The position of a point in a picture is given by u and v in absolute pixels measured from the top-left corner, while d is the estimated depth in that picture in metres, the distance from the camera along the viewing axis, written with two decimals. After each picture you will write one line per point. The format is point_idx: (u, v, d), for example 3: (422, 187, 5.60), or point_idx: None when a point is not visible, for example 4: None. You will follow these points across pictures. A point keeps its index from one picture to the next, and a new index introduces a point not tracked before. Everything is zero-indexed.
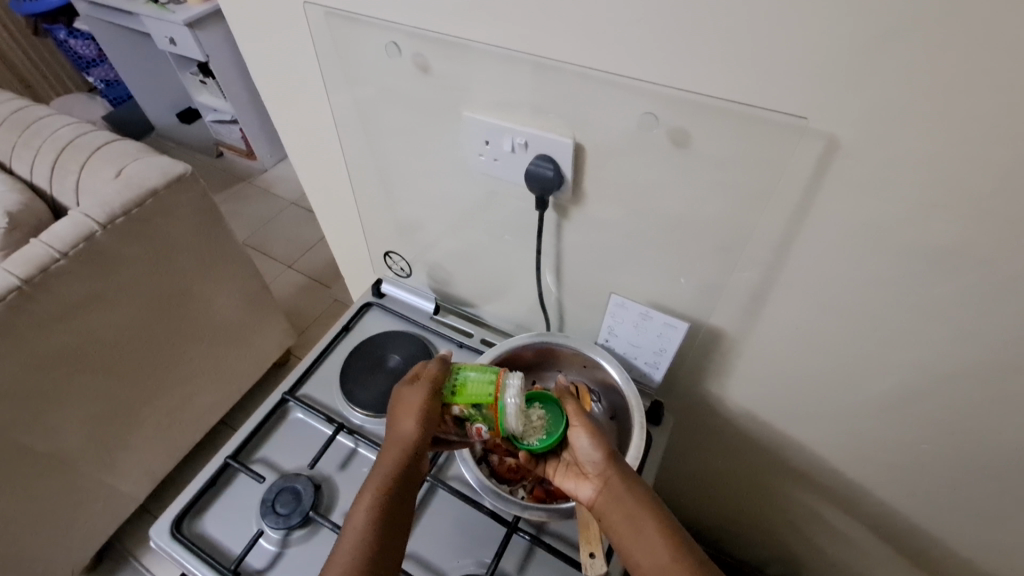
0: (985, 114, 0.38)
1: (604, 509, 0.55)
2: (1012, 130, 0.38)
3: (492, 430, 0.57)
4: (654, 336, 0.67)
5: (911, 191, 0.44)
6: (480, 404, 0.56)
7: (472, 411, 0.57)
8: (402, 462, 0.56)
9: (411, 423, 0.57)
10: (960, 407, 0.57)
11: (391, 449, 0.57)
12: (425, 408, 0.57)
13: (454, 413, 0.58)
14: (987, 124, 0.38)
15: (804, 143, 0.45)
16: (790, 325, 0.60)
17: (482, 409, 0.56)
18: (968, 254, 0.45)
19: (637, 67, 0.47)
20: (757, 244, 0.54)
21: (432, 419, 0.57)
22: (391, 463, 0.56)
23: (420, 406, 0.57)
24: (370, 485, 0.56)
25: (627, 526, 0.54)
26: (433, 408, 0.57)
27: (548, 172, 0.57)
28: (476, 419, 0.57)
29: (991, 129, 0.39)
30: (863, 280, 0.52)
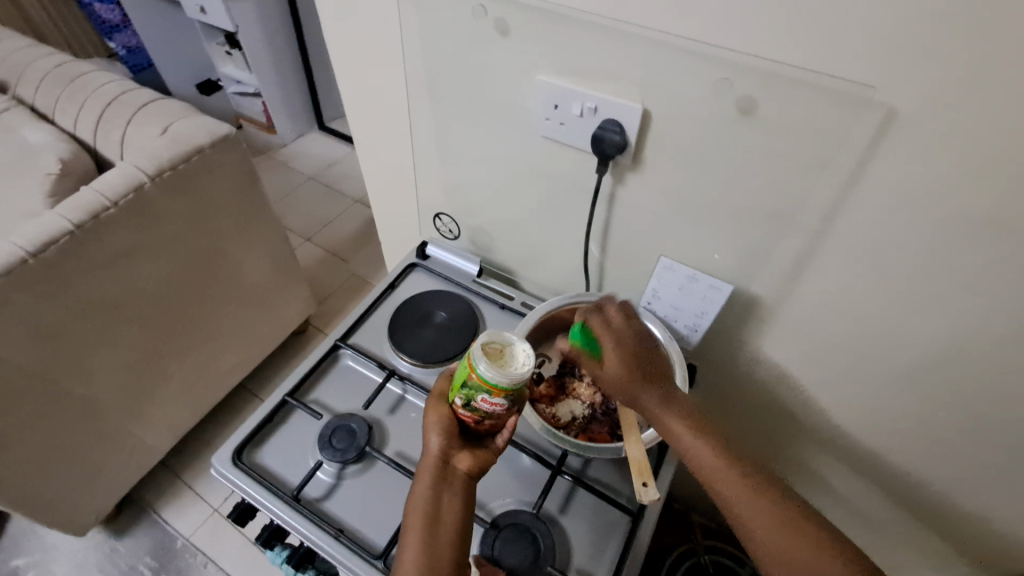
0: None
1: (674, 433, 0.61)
2: None
3: (492, 393, 0.53)
4: (698, 299, 0.71)
5: (958, 162, 0.48)
6: (464, 383, 0.54)
7: (465, 392, 0.55)
8: (435, 479, 0.56)
9: (434, 438, 0.57)
10: (978, 377, 0.62)
11: (421, 469, 0.57)
12: (442, 419, 0.58)
13: (461, 409, 0.56)
14: None
15: (864, 113, 0.49)
16: (826, 293, 0.64)
17: (469, 384, 0.54)
18: (1003, 227, 0.50)
19: (715, 37, 0.51)
20: (805, 213, 0.59)
21: (451, 432, 0.58)
22: (427, 478, 0.56)
23: (438, 422, 0.58)
24: (415, 504, 0.55)
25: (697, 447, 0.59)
26: (449, 418, 0.58)
27: (615, 135, 0.61)
28: (475, 395, 0.54)
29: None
30: (899, 251, 0.56)
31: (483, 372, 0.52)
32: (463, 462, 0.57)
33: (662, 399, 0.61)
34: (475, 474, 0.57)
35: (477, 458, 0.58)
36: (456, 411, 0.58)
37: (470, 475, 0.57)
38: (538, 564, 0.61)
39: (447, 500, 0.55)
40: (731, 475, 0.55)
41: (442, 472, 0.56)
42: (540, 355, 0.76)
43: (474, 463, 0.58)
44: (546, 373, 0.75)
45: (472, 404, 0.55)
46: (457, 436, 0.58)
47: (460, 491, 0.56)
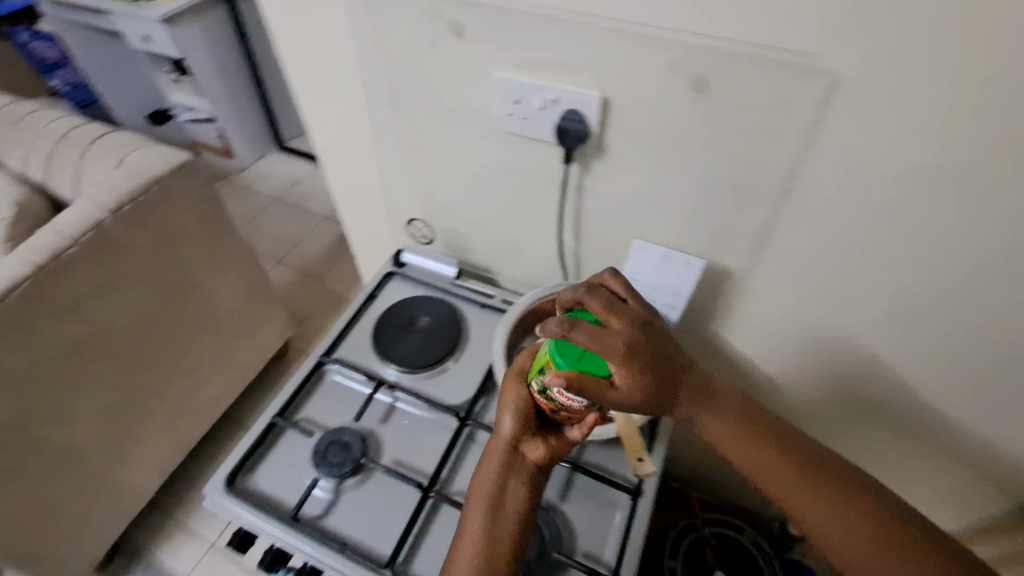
0: (975, 35, 0.44)
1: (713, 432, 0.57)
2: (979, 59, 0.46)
3: (564, 393, 0.53)
4: (674, 276, 0.73)
5: (901, 120, 0.51)
6: (540, 371, 0.56)
7: (542, 380, 0.55)
8: (504, 463, 0.57)
9: (507, 420, 0.59)
10: (942, 321, 0.65)
11: (491, 449, 0.59)
12: (519, 402, 0.59)
13: (538, 395, 0.57)
14: (965, 52, 0.46)
15: (810, 82, 0.52)
16: (794, 258, 0.67)
17: (545, 374, 0.55)
18: (947, 176, 0.53)
19: (663, 21, 0.53)
20: (767, 184, 0.61)
21: (525, 416, 0.59)
22: (495, 460, 0.57)
23: (514, 403, 0.59)
24: (481, 486, 0.56)
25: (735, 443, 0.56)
26: (526, 402, 0.59)
27: (577, 125, 0.63)
28: (549, 386, 0.55)
29: (966, 59, 0.46)
30: (855, 210, 0.59)
31: (556, 364, 0.53)
32: (534, 450, 0.58)
33: (697, 402, 0.56)
34: (544, 463, 0.58)
35: (548, 447, 0.58)
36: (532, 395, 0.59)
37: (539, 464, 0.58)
38: (545, 553, 0.62)
39: (512, 484, 0.57)
40: (782, 471, 0.54)
41: (511, 455, 0.58)
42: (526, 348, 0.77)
43: (545, 452, 0.58)
44: None
45: (549, 392, 0.56)
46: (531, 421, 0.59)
47: (526, 476, 0.57)
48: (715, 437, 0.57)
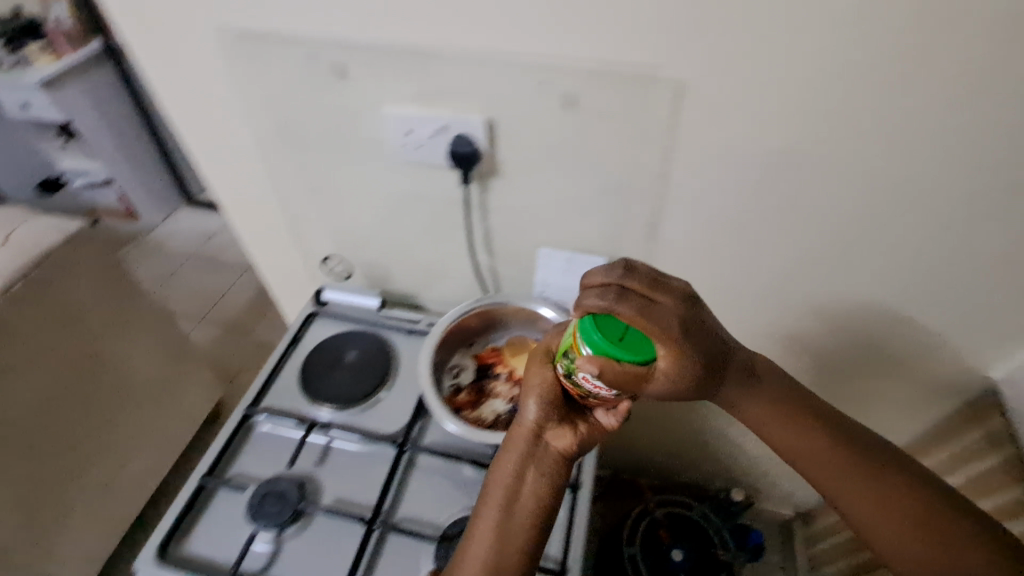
0: (783, 34, 0.52)
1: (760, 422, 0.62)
2: (789, 55, 0.53)
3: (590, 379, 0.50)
4: (583, 275, 0.78)
5: (741, 112, 0.58)
6: (567, 352, 0.53)
7: (565, 362, 0.54)
8: (525, 451, 0.59)
9: (533, 407, 0.59)
10: (814, 282, 0.73)
11: (515, 436, 0.59)
12: (546, 390, 0.58)
13: (564, 379, 0.56)
14: (777, 50, 0.53)
15: (661, 89, 0.58)
16: (683, 245, 0.73)
17: (569, 356, 0.53)
18: (789, 155, 0.61)
19: (525, 48, 0.58)
20: (644, 181, 0.67)
21: (551, 403, 0.58)
22: (517, 451, 0.59)
23: (539, 390, 0.59)
24: (501, 475, 0.58)
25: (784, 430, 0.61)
26: (552, 389, 0.59)
27: (467, 148, 0.66)
28: (575, 371, 0.53)
29: (779, 55, 0.54)
30: (723, 195, 0.66)
31: (588, 344, 0.49)
32: (558, 439, 0.59)
33: (742, 393, 0.62)
34: (567, 452, 0.59)
35: (573, 437, 0.59)
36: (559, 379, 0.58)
37: (563, 454, 0.59)
38: None
39: (530, 472, 0.58)
40: (824, 454, 0.59)
41: (533, 442, 0.59)
42: (455, 365, 0.79)
43: (571, 442, 0.59)
44: (464, 381, 0.77)
45: (574, 377, 0.53)
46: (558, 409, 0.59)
47: (545, 463, 0.59)
48: (756, 424, 0.62)
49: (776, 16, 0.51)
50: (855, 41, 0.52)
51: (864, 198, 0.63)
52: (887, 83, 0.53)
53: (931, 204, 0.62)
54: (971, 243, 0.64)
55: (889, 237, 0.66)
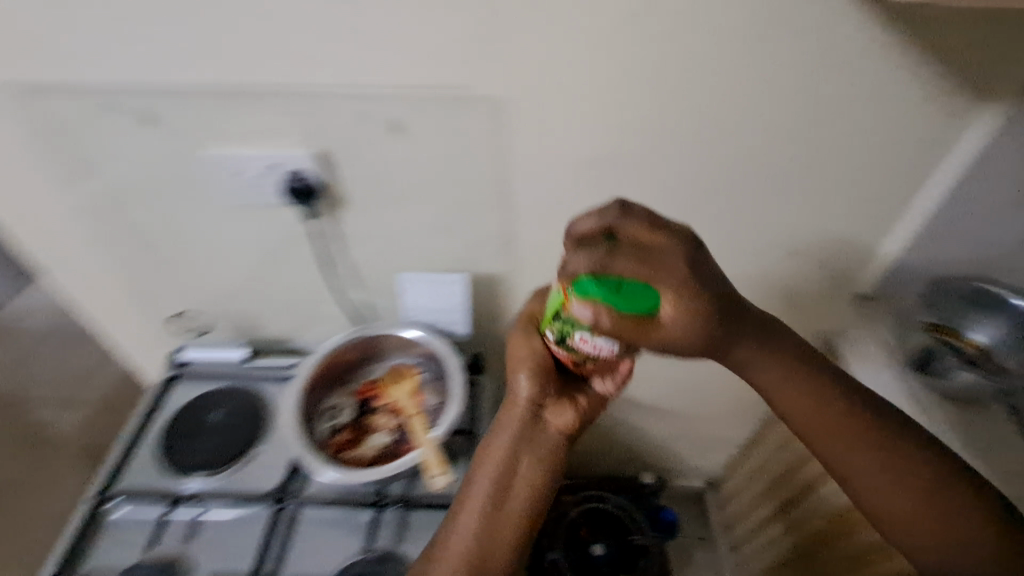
0: (578, 43, 0.55)
1: (780, 392, 0.54)
2: (586, 66, 0.56)
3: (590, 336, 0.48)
4: (446, 294, 0.76)
5: (558, 122, 0.61)
6: (559, 313, 0.49)
7: (559, 323, 0.50)
8: (519, 431, 0.58)
9: (524, 384, 0.57)
10: None
11: (508, 417, 0.59)
12: (537, 364, 0.56)
13: (556, 347, 0.52)
14: (575, 62, 0.56)
15: (478, 106, 0.60)
16: (539, 255, 0.74)
17: (562, 317, 0.49)
18: (612, 158, 0.64)
19: (337, 79, 0.58)
20: (487, 198, 0.68)
21: (543, 377, 0.57)
22: (508, 434, 0.58)
23: (528, 366, 0.57)
24: (488, 463, 0.58)
25: (807, 401, 0.54)
26: (545, 363, 0.56)
27: (301, 183, 0.64)
28: (570, 332, 0.49)
29: (578, 67, 0.57)
30: (563, 202, 0.68)
31: (577, 291, 0.45)
32: (557, 416, 0.58)
33: (765, 360, 0.54)
34: (562, 428, 0.59)
35: (569, 412, 0.58)
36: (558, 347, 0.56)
37: (562, 432, 0.59)
38: None
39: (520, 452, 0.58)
40: (839, 426, 0.53)
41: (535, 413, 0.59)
42: (332, 406, 0.75)
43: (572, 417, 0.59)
44: (343, 421, 0.74)
45: (570, 340, 0.50)
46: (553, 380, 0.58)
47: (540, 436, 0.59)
48: (778, 392, 0.55)
49: (567, 27, 0.54)
50: (642, 43, 0.55)
51: (686, 188, 0.66)
52: (679, 83, 0.58)
53: (743, 187, 0.66)
54: (788, 222, 0.70)
55: (719, 226, 0.70)
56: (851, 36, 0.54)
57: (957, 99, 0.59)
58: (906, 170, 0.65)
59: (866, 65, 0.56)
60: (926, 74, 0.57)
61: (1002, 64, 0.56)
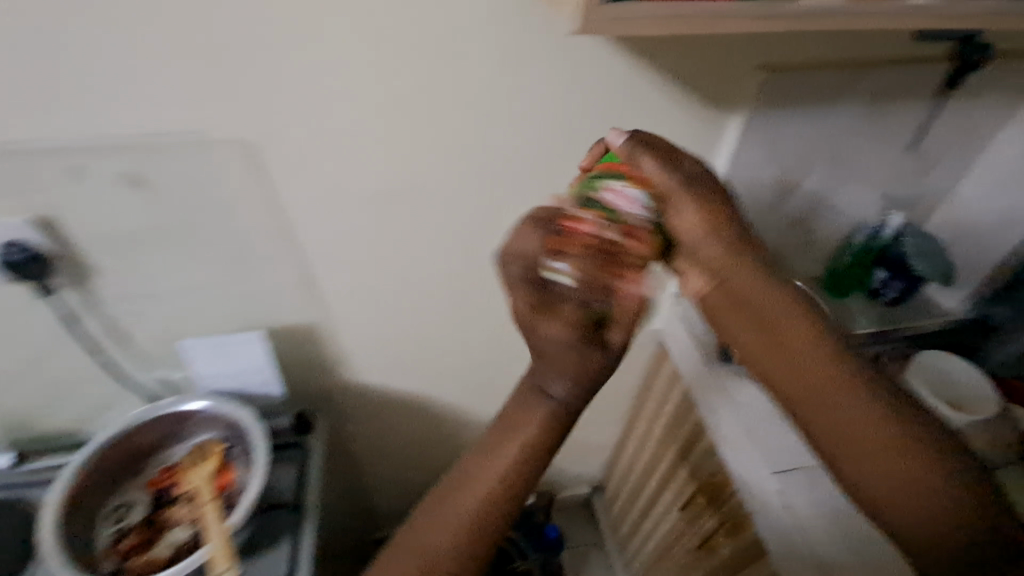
0: (323, 75, 0.50)
1: (777, 368, 0.44)
2: (337, 100, 0.52)
3: None
4: (241, 356, 0.68)
5: (324, 162, 0.55)
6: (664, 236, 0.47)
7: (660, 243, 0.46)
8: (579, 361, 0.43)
9: (617, 283, 0.41)
10: (485, 300, 0.75)
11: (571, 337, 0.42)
12: (623, 258, 0.41)
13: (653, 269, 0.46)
14: (323, 96, 0.51)
15: (225, 149, 0.53)
16: (346, 298, 0.69)
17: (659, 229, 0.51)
18: (395, 193, 0.60)
19: (35, 133, 0.48)
20: (266, 245, 0.61)
21: (630, 272, 0.41)
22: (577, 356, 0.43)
23: (605, 266, 0.41)
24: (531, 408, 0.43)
25: (795, 370, 0.43)
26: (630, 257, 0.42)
27: (20, 257, 0.53)
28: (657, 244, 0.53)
29: (329, 102, 0.51)
30: (355, 241, 0.63)
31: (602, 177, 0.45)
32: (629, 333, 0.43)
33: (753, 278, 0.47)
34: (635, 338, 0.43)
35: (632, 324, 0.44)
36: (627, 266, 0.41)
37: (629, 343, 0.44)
38: None
39: (519, 395, 0.45)
40: (856, 418, 0.39)
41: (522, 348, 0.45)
42: (119, 506, 0.66)
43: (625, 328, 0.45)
44: (133, 522, 0.64)
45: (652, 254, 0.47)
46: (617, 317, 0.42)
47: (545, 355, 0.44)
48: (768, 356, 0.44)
49: (305, 60, 0.49)
50: (395, 74, 0.51)
51: (480, 210, 0.65)
52: (444, 111, 0.55)
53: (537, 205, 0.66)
54: None
55: None
56: (598, 55, 0.55)
57: (703, 109, 0.63)
58: None
59: (616, 89, 0.58)
60: (674, 88, 0.60)
61: (733, 76, 0.61)
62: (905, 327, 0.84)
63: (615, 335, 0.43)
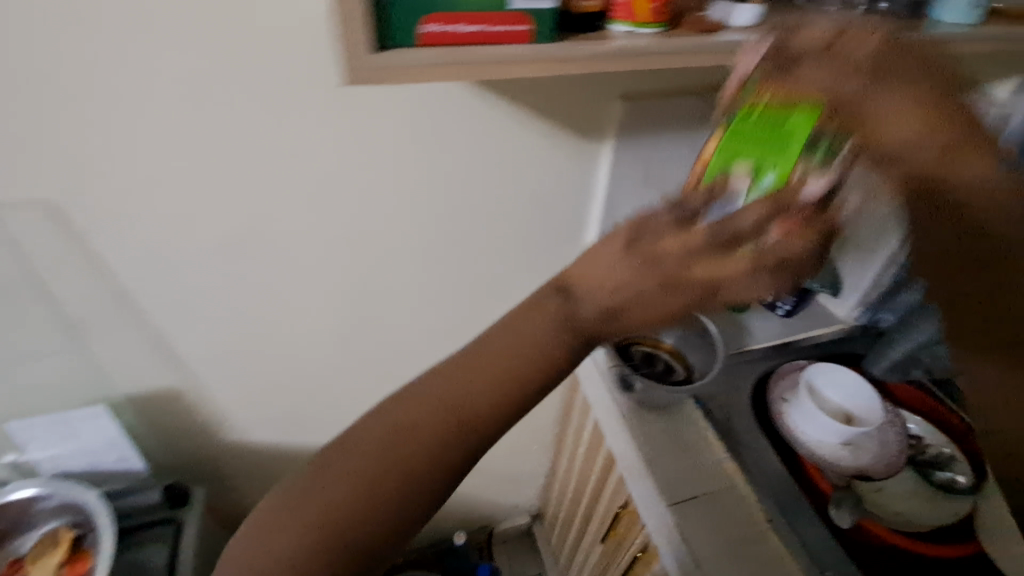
0: (117, 129, 0.46)
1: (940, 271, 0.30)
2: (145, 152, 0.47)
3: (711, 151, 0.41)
4: (89, 433, 0.64)
5: (145, 217, 0.51)
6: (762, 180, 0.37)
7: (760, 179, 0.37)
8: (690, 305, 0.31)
9: (763, 277, 0.31)
10: (366, 347, 0.70)
11: (687, 287, 0.31)
12: (786, 250, 0.31)
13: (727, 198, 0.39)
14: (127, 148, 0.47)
15: (26, 211, 0.48)
16: (202, 359, 0.63)
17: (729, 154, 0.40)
18: (235, 245, 0.55)
19: None
20: (95, 308, 0.55)
21: (788, 260, 0.31)
22: (680, 288, 0.31)
23: (773, 244, 0.31)
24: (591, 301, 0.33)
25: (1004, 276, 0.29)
26: (794, 250, 0.31)
27: None
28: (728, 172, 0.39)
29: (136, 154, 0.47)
30: (199, 298, 0.58)
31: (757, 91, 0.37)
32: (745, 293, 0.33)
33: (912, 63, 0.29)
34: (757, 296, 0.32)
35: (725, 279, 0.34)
36: (798, 206, 0.34)
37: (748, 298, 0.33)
38: None
39: (679, 293, 0.31)
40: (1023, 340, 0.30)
41: (603, 301, 0.33)
42: None
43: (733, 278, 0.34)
44: None
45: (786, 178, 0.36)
46: (802, 260, 0.32)
47: (623, 312, 0.32)
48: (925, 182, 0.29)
49: (94, 114, 0.45)
50: (206, 121, 0.47)
51: (340, 257, 0.60)
52: (272, 158, 0.50)
53: (404, 247, 0.62)
54: (471, 272, 0.67)
55: (397, 287, 0.65)
56: (442, 94, 0.51)
57: (574, 142, 0.60)
58: (554, 215, 0.65)
59: (467, 128, 0.54)
60: (538, 124, 0.57)
61: (592, 106, 0.57)
62: (800, 339, 0.85)
63: (767, 283, 0.31)
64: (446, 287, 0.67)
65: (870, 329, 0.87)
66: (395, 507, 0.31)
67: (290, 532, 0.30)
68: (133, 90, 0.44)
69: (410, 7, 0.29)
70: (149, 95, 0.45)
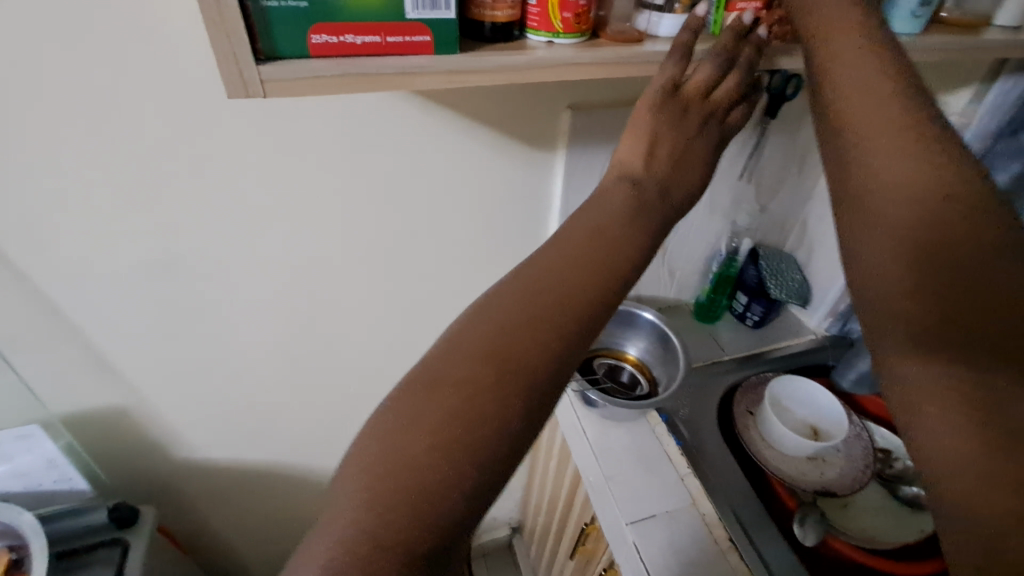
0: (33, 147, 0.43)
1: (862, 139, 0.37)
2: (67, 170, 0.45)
3: None
4: (24, 453, 0.63)
5: (73, 234, 0.49)
6: None
7: None
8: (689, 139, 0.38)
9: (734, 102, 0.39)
10: (319, 360, 0.69)
11: (686, 119, 0.38)
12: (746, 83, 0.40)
13: None
14: (47, 166, 0.44)
15: None
16: (147, 377, 0.61)
17: None
18: (172, 262, 0.53)
19: None
20: (27, 329, 0.53)
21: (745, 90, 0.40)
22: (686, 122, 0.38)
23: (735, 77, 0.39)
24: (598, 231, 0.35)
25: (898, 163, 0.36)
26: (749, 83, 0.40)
27: None
28: None
29: (58, 173, 0.45)
30: (138, 315, 0.56)
31: None
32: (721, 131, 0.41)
33: (859, 57, 0.37)
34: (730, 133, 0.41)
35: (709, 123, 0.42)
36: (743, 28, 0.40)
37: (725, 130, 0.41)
38: None
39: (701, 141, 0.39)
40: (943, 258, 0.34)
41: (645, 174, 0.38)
42: None
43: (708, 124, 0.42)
44: None
45: None
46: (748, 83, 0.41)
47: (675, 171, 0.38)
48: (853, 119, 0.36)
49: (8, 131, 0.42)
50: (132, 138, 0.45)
51: (286, 270, 0.58)
52: (207, 173, 0.49)
53: (353, 259, 0.60)
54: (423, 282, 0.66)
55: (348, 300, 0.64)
56: (384, 106, 0.50)
57: (525, 152, 0.59)
58: (507, 223, 0.64)
59: (412, 139, 0.53)
60: (486, 134, 0.55)
61: (541, 116, 0.57)
62: (770, 350, 0.84)
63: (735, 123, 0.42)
64: (397, 297, 0.66)
65: (842, 338, 0.85)
66: (510, 415, 0.29)
67: (404, 466, 0.26)
68: (41, 110, 0.41)
69: (288, 19, 0.28)
70: (59, 116, 0.42)
